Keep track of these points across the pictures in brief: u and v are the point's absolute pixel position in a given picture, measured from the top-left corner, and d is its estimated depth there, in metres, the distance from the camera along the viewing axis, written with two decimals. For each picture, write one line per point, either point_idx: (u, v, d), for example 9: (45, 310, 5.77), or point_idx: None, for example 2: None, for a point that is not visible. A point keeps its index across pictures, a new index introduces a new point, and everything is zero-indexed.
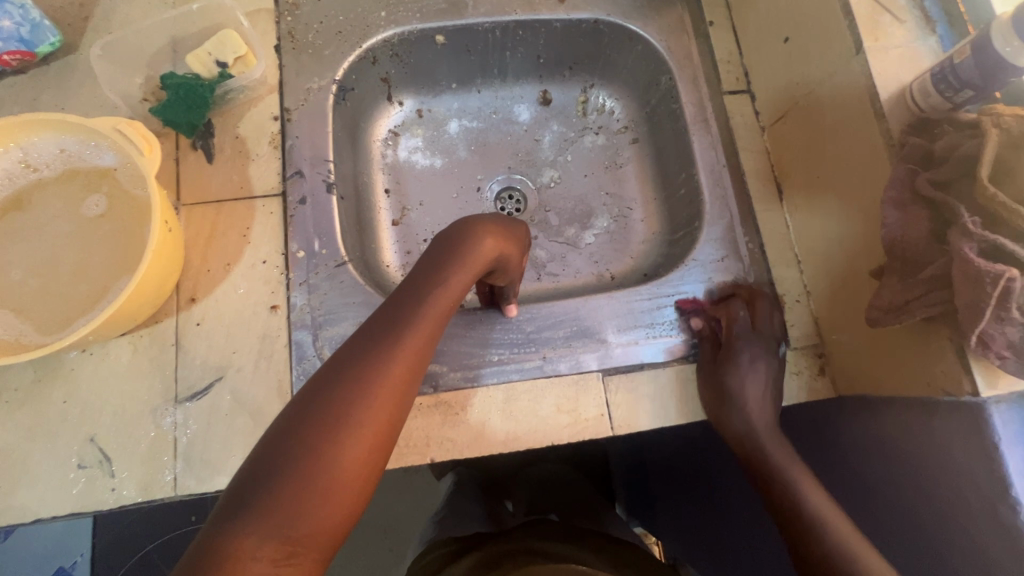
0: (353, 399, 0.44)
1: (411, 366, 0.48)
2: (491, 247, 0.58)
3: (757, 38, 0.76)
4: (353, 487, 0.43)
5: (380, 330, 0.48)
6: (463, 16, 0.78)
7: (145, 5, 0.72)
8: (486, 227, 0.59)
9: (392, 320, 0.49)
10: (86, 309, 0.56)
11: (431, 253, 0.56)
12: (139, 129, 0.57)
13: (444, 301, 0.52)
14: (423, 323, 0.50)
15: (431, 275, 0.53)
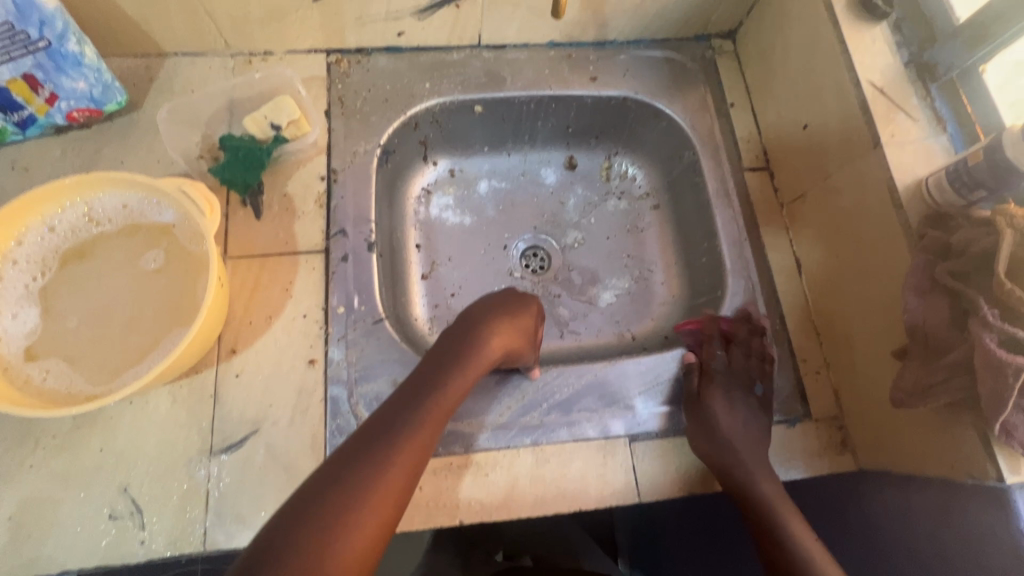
0: (361, 487, 0.47)
1: (421, 448, 0.52)
2: (503, 337, 0.64)
3: (776, 122, 0.81)
4: None
5: (397, 411, 0.54)
6: (501, 90, 0.83)
7: (208, 70, 0.78)
8: (495, 323, 0.65)
9: (406, 405, 0.55)
10: (137, 362, 0.58)
11: (444, 349, 0.62)
12: (202, 190, 0.60)
13: (457, 389, 0.58)
14: (435, 407, 0.56)
15: (444, 372, 0.59)
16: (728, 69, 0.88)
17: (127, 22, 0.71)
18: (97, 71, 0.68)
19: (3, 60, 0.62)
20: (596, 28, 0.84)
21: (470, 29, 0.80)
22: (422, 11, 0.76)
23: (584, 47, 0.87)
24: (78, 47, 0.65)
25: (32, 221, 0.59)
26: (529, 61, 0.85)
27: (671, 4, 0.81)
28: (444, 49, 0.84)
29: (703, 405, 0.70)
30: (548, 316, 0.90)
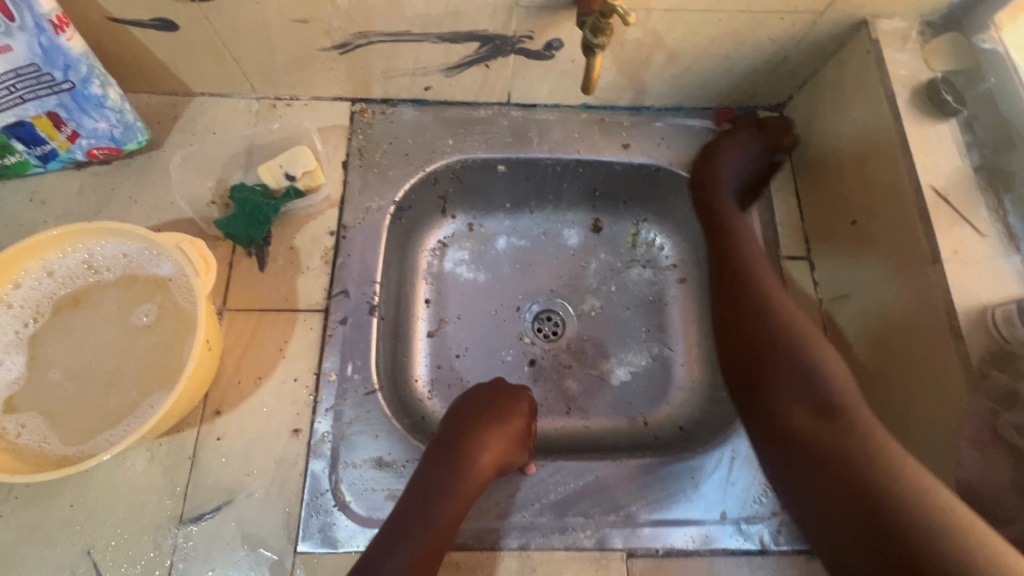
0: None
1: (423, 573, 0.53)
2: (486, 447, 0.61)
3: (822, 209, 0.74)
4: None
5: (392, 538, 0.54)
6: (527, 151, 0.80)
7: (232, 112, 0.77)
8: (484, 437, 0.61)
9: (395, 542, 0.54)
10: (115, 423, 0.56)
11: (432, 469, 0.60)
12: (200, 249, 0.58)
13: (456, 503, 0.58)
14: (425, 544, 0.54)
15: (433, 500, 0.57)
16: None
17: (154, 64, 0.71)
18: (119, 112, 0.68)
19: (28, 98, 0.63)
20: (632, 93, 0.79)
21: (499, 88, 0.77)
22: (450, 69, 0.73)
23: (618, 111, 0.82)
24: (101, 89, 0.65)
25: (32, 264, 0.58)
26: (559, 123, 0.81)
27: (714, 76, 0.76)
28: (471, 104, 0.80)
29: (713, 516, 0.63)
30: (556, 389, 0.84)
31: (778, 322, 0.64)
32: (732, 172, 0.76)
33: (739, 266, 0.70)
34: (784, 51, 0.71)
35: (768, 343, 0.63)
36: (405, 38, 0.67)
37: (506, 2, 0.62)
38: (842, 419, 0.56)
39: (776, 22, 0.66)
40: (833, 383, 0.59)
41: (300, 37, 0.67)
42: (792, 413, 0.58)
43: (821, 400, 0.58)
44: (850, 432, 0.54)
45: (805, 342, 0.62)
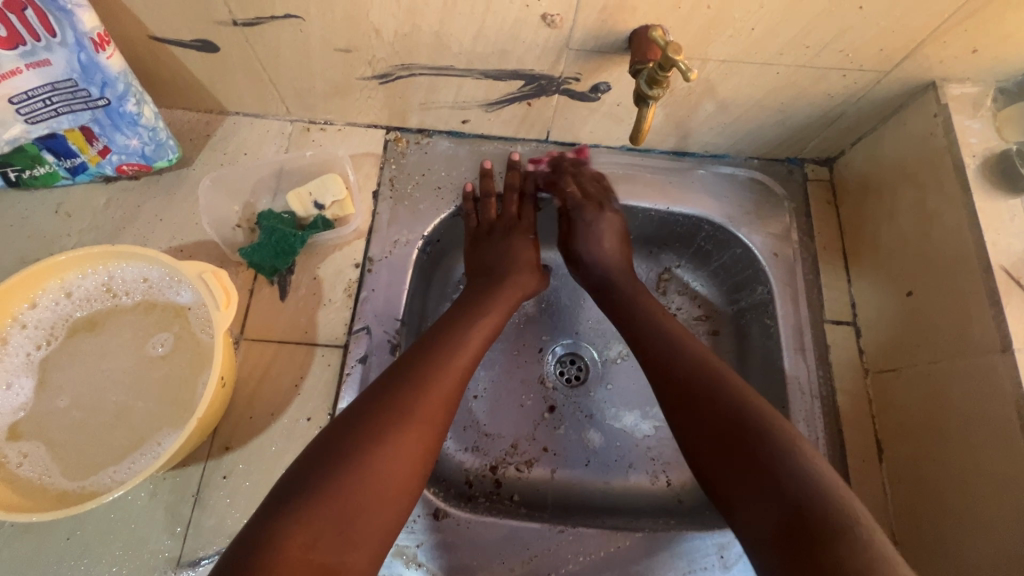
0: (388, 424, 0.51)
1: (430, 419, 0.53)
2: (512, 250, 0.73)
3: (872, 274, 0.71)
4: (410, 453, 0.51)
5: (421, 354, 0.57)
6: (564, 191, 0.77)
7: (265, 134, 0.76)
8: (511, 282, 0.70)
9: (418, 357, 0.57)
10: (120, 458, 0.53)
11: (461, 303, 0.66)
12: (223, 281, 0.56)
13: (447, 378, 0.56)
14: (457, 350, 0.58)
15: (465, 319, 0.63)
16: (820, 200, 0.78)
17: (192, 82, 0.70)
18: (152, 130, 0.67)
19: (62, 111, 0.62)
20: (676, 139, 0.76)
21: (539, 126, 0.75)
22: (491, 104, 0.71)
23: (660, 156, 0.79)
24: (136, 107, 0.64)
25: (50, 283, 0.56)
26: (598, 164, 0.78)
27: (764, 126, 0.72)
28: (509, 140, 0.78)
29: None
30: (575, 439, 0.80)
31: (729, 403, 0.54)
32: (592, 246, 0.74)
33: (679, 344, 0.61)
34: (841, 106, 0.68)
35: (723, 435, 0.53)
36: (448, 72, 0.65)
37: (557, 44, 0.59)
38: (818, 529, 0.44)
39: (838, 79, 0.63)
40: (800, 482, 0.47)
41: (341, 65, 0.65)
42: (762, 518, 0.48)
43: (789, 501, 0.47)
44: (828, 544, 0.44)
45: (755, 429, 0.51)
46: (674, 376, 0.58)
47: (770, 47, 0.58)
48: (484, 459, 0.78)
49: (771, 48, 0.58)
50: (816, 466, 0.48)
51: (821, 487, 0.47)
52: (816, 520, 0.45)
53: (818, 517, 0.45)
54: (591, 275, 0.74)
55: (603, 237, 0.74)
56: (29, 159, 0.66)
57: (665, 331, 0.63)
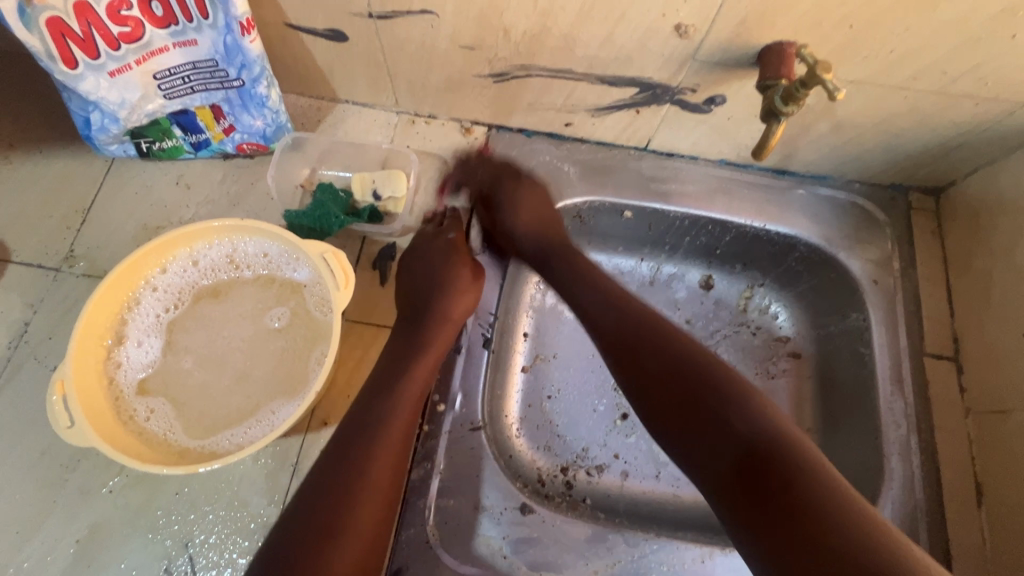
0: (344, 494, 0.49)
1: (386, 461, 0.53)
2: (443, 276, 0.67)
3: (979, 310, 0.69)
4: (365, 511, 0.49)
5: (371, 404, 0.56)
6: (660, 201, 0.77)
7: (371, 124, 0.78)
8: (448, 307, 0.66)
9: (366, 408, 0.55)
10: (237, 423, 0.56)
11: (399, 335, 0.63)
12: (342, 263, 0.57)
13: (400, 422, 0.55)
14: (404, 392, 0.58)
15: (405, 359, 0.61)
16: (924, 231, 0.76)
17: (314, 70, 0.73)
18: (275, 113, 0.70)
19: (197, 88, 0.65)
20: (778, 157, 0.75)
21: (642, 134, 0.75)
22: (598, 110, 0.71)
23: (758, 172, 0.78)
24: (265, 90, 0.67)
25: (180, 251, 0.60)
26: (694, 175, 0.78)
27: (875, 151, 0.71)
28: (608, 146, 0.79)
29: None
30: (645, 449, 0.80)
31: (677, 356, 0.55)
32: (517, 214, 0.73)
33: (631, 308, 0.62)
34: (963, 136, 0.66)
35: (675, 390, 0.53)
36: (565, 75, 0.66)
37: (684, 55, 0.60)
38: (773, 465, 0.45)
39: (969, 107, 0.61)
40: (749, 421, 0.48)
41: (462, 62, 0.67)
42: (711, 468, 0.48)
43: (733, 439, 0.47)
44: (788, 482, 0.43)
45: (704, 379, 0.52)
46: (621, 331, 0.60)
47: (906, 70, 0.57)
48: (555, 460, 0.78)
49: (906, 72, 0.57)
50: (763, 412, 0.49)
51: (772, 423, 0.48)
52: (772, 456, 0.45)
53: (771, 451, 0.45)
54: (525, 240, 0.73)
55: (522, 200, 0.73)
56: (160, 132, 0.70)
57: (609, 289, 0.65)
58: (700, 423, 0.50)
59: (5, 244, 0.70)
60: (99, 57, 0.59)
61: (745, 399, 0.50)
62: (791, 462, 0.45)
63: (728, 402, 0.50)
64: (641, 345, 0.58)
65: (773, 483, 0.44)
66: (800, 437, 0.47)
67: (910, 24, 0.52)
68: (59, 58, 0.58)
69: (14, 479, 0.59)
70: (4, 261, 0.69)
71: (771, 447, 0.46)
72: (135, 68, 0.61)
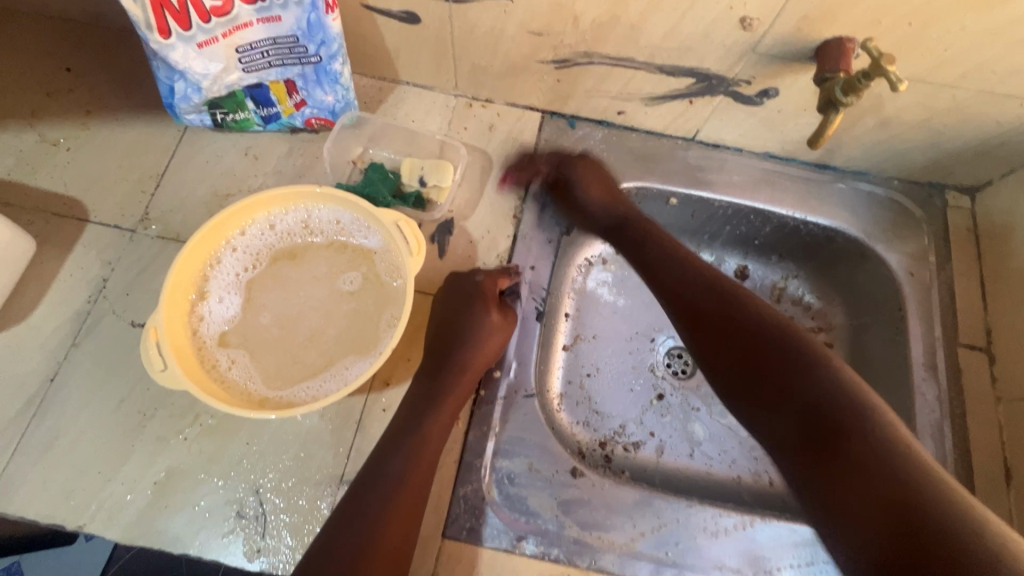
0: (369, 527, 0.53)
1: (413, 494, 0.56)
2: (465, 327, 0.66)
3: (1013, 305, 0.72)
4: (389, 542, 0.53)
5: (395, 439, 0.59)
6: (705, 189, 0.80)
7: (431, 104, 0.82)
8: (473, 352, 0.65)
9: (393, 443, 0.59)
10: (312, 376, 0.59)
11: (423, 378, 0.64)
12: (416, 231, 0.61)
13: (426, 451, 0.58)
14: (424, 436, 0.59)
15: (427, 404, 0.62)
16: (959, 227, 0.79)
17: (382, 51, 0.76)
18: (346, 89, 0.74)
19: (275, 63, 0.68)
20: (822, 151, 0.78)
21: (692, 124, 0.78)
22: (653, 99, 0.75)
23: (800, 166, 0.81)
24: (340, 67, 0.70)
25: (259, 215, 0.63)
26: (739, 166, 0.81)
27: (917, 149, 0.74)
28: (656, 135, 0.82)
29: None
30: (680, 428, 0.83)
31: (737, 318, 0.59)
32: (587, 190, 0.76)
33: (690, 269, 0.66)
34: (1005, 136, 0.69)
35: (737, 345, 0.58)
36: (625, 64, 0.69)
37: (744, 47, 0.63)
38: (833, 426, 0.48)
39: (1014, 108, 0.64)
40: (815, 384, 0.51)
41: (528, 47, 0.70)
42: (782, 427, 0.52)
43: (800, 393, 0.52)
44: (845, 439, 0.47)
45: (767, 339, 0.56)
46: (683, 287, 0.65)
47: (956, 69, 0.60)
48: (594, 435, 0.81)
49: (956, 71, 0.61)
50: (835, 371, 0.52)
51: (832, 382, 0.51)
52: (833, 413, 0.49)
53: (803, 380, 0.52)
54: (603, 214, 0.75)
55: (584, 194, 0.76)
56: (235, 104, 0.73)
57: (687, 263, 0.67)
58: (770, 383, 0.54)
59: (83, 205, 0.73)
60: (190, 28, 0.62)
61: (819, 363, 0.53)
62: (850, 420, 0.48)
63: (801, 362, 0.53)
64: (700, 313, 0.62)
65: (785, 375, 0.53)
66: (864, 397, 0.50)
67: (965, 24, 0.55)
68: (155, 27, 0.61)
69: (95, 424, 0.62)
70: (82, 221, 0.72)
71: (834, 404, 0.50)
72: (222, 41, 0.64)
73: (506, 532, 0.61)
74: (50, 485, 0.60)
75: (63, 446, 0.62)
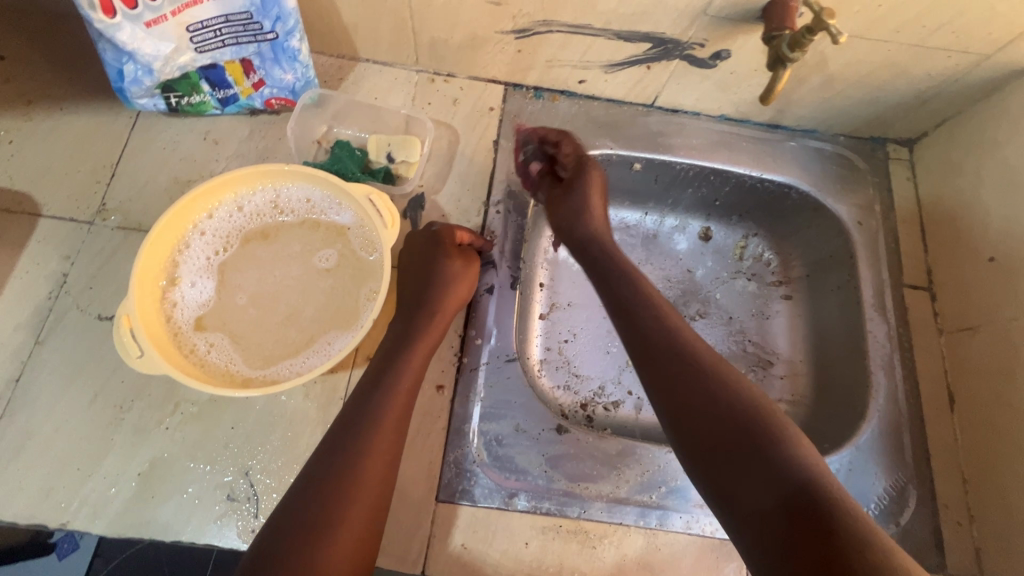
0: (344, 469, 0.52)
1: (389, 439, 0.55)
2: (431, 277, 0.66)
3: (951, 244, 0.78)
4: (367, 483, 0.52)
5: (369, 389, 0.58)
6: (667, 152, 0.82)
7: (393, 81, 0.81)
8: (440, 303, 0.65)
9: (369, 392, 0.58)
10: (296, 353, 0.59)
11: (396, 327, 0.64)
12: (388, 204, 0.61)
13: (397, 398, 0.57)
14: (396, 381, 0.58)
15: (398, 353, 0.61)
16: (900, 177, 0.84)
17: (339, 28, 0.75)
18: (305, 67, 0.72)
19: (228, 42, 0.66)
20: (773, 111, 0.82)
21: (651, 89, 0.80)
22: (612, 65, 0.76)
23: (754, 126, 0.85)
24: (297, 43, 0.69)
25: (226, 197, 0.62)
26: (697, 129, 0.84)
27: (859, 104, 0.79)
28: (617, 103, 0.84)
29: None
30: None
31: (718, 392, 0.51)
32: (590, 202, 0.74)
33: (663, 327, 0.59)
34: (935, 88, 0.74)
35: (716, 413, 0.50)
36: (584, 31, 0.71)
37: (696, 10, 0.65)
38: (814, 509, 0.42)
39: (944, 59, 0.69)
40: (788, 463, 0.45)
41: (487, 18, 0.70)
42: (750, 501, 0.45)
43: (773, 477, 0.45)
44: (828, 526, 0.41)
45: (748, 418, 0.49)
46: (663, 354, 0.56)
47: (890, 24, 0.64)
48: (575, 397, 0.83)
49: (890, 26, 0.65)
50: (808, 450, 0.47)
51: (809, 468, 0.45)
52: (809, 498, 0.43)
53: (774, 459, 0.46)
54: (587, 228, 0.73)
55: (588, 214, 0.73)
56: (189, 86, 0.71)
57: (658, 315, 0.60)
58: (731, 472, 0.47)
59: (33, 199, 0.70)
60: (136, 7, 0.59)
61: (789, 439, 0.47)
62: (832, 511, 0.42)
63: (783, 441, 0.47)
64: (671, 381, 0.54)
65: (756, 457, 0.46)
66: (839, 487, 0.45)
67: None
68: (98, 6, 0.58)
69: (68, 422, 0.61)
70: (34, 215, 0.69)
71: (768, 430, 0.48)
72: (170, 19, 0.62)
73: (498, 491, 0.63)
74: (26, 485, 0.58)
75: (37, 445, 0.60)
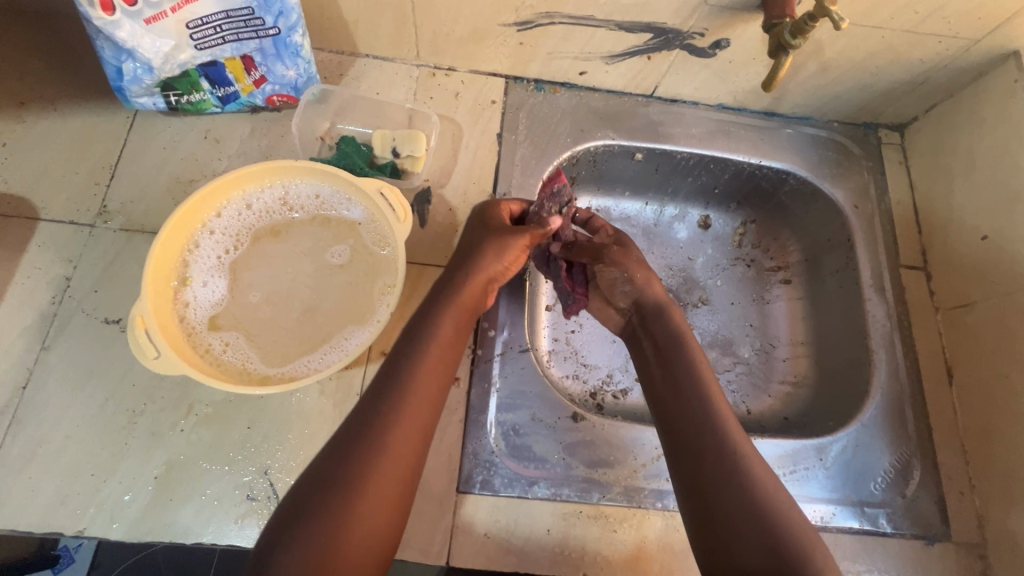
0: (368, 449, 0.50)
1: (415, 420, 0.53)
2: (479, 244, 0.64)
3: (944, 225, 0.80)
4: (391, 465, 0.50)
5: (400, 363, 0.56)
6: (667, 141, 0.83)
7: (394, 76, 0.81)
8: (483, 271, 0.62)
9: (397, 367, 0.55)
10: (312, 350, 0.59)
11: (435, 290, 0.62)
12: (400, 197, 0.60)
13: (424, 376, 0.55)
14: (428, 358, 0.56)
15: (429, 321, 0.59)
16: (892, 161, 0.87)
17: (339, 23, 0.74)
18: (307, 63, 0.72)
19: (229, 38, 0.65)
20: (770, 100, 0.84)
21: (651, 80, 0.81)
22: (613, 56, 0.77)
23: (752, 115, 0.86)
24: (300, 38, 0.68)
25: (234, 195, 0.61)
26: (696, 119, 0.85)
27: (852, 90, 0.81)
28: (617, 94, 0.85)
29: (844, 498, 0.70)
30: None
31: (731, 470, 0.54)
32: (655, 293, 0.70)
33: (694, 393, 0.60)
34: (926, 73, 0.76)
35: (727, 487, 0.53)
36: (586, 22, 0.71)
37: None
38: None
39: (934, 45, 0.71)
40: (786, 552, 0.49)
41: (490, 11, 0.70)
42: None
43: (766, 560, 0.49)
44: None
45: (757, 501, 0.52)
46: (687, 420, 0.59)
47: (884, 11, 0.66)
48: (584, 387, 0.84)
49: (884, 13, 0.67)
50: (811, 540, 0.50)
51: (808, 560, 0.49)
52: None
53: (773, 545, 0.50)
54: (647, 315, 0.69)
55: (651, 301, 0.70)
56: (189, 85, 0.70)
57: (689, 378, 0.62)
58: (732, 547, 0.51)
59: (30, 203, 0.68)
60: (136, 4, 0.58)
61: (792, 527, 0.51)
62: None
63: (785, 528, 0.50)
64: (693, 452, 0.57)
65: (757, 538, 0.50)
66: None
67: None
68: (97, 3, 0.57)
69: (79, 429, 0.60)
70: (32, 220, 0.67)
71: (775, 516, 0.51)
72: (170, 16, 0.61)
73: (518, 480, 0.63)
74: (39, 494, 0.57)
75: (48, 453, 0.59)
